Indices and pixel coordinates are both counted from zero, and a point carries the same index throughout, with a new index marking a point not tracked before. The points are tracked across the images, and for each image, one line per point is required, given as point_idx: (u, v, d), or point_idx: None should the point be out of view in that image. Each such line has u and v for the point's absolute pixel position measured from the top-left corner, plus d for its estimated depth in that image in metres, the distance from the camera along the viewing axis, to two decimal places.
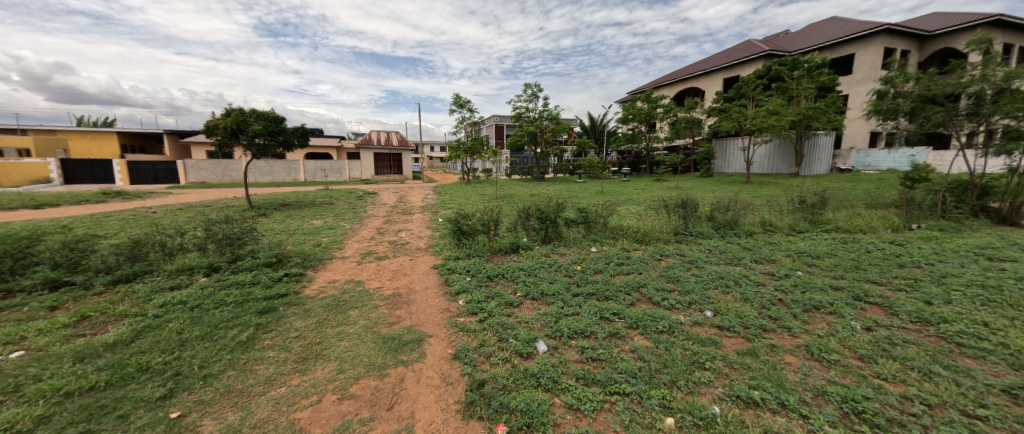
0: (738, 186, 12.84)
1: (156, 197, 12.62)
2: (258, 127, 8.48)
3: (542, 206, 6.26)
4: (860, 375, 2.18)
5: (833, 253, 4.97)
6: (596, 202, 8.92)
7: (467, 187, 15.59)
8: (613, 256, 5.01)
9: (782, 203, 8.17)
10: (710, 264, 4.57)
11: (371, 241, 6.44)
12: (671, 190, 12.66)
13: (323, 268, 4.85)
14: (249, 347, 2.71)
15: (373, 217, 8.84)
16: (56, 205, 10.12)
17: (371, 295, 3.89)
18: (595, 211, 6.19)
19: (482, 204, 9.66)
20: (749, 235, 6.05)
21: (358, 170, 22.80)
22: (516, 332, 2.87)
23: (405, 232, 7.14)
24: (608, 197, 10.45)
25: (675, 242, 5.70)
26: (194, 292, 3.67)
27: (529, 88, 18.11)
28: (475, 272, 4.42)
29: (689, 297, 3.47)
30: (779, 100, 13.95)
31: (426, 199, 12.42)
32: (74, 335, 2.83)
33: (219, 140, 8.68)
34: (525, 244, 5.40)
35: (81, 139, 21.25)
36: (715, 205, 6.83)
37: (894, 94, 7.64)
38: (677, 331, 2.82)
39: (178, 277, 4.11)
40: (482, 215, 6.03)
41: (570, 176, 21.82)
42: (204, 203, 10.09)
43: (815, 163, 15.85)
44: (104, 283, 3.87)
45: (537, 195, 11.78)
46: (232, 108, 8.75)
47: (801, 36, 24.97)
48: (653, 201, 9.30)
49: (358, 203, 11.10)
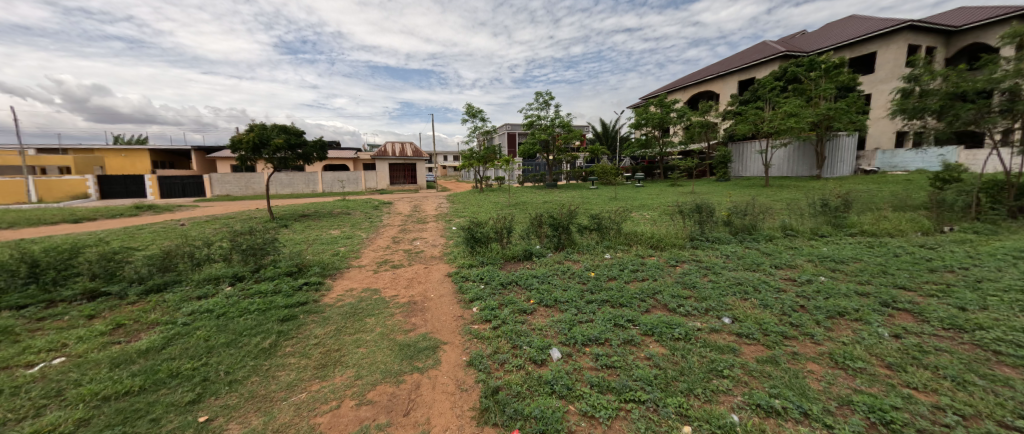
0: (756, 190, 12.49)
1: (184, 210, 13.20)
2: (280, 141, 8.83)
3: (554, 213, 6.26)
4: (888, 384, 2.10)
5: (858, 258, 4.79)
6: (610, 208, 8.90)
7: (480, 195, 15.72)
8: (625, 262, 4.98)
9: (803, 205, 7.91)
10: (728, 270, 4.49)
11: (387, 250, 6.59)
12: (686, 194, 12.48)
13: (341, 276, 4.98)
14: (271, 354, 2.80)
15: (389, 226, 9.03)
16: (93, 219, 10.70)
17: (387, 303, 3.97)
18: (608, 217, 6.15)
19: (495, 212, 9.74)
20: (768, 240, 5.90)
21: (374, 181, 23.34)
22: (530, 339, 2.88)
23: (419, 240, 7.27)
24: (621, 203, 10.42)
25: (691, 248, 5.60)
26: (220, 301, 3.83)
27: (540, 96, 18.19)
28: (489, 279, 4.45)
29: (706, 304, 3.40)
30: (797, 101, 13.60)
31: (440, 207, 12.64)
32: (110, 341, 3.00)
33: (243, 155, 9.04)
34: (538, 251, 5.42)
35: (116, 157, 22.52)
36: (732, 209, 6.70)
37: (917, 93, 7.42)
38: (694, 338, 2.77)
39: (205, 287, 4.27)
40: (496, 223, 6.05)
41: (583, 182, 21.78)
42: (229, 215, 10.51)
43: (838, 165, 15.30)
44: (138, 293, 4.06)
45: (550, 202, 11.90)
46: (255, 123, 9.12)
47: (818, 36, 24.50)
48: (666, 206, 9.24)
49: (374, 213, 11.35)
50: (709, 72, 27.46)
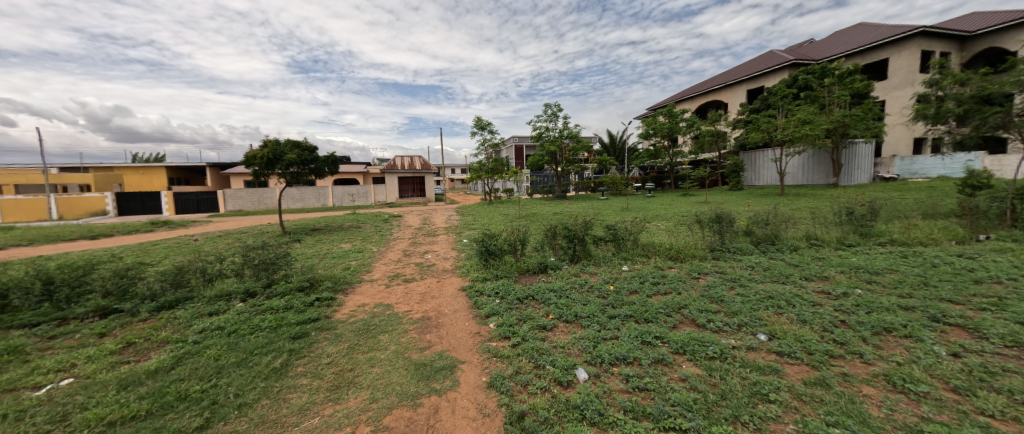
0: (772, 199, 12.20)
1: (197, 225, 13.39)
2: (293, 157, 8.89)
3: (569, 224, 6.11)
4: (959, 411, 1.89)
5: (894, 269, 4.53)
6: (623, 219, 8.74)
7: (489, 207, 15.68)
8: (644, 275, 4.79)
9: (825, 214, 7.63)
10: (755, 282, 4.26)
11: (398, 264, 6.49)
12: (699, 204, 12.22)
13: (353, 291, 4.86)
14: (282, 374, 2.68)
15: (399, 239, 8.96)
16: (110, 235, 10.89)
17: (401, 319, 3.84)
18: (625, 228, 5.96)
19: (506, 224, 9.64)
20: (793, 250, 5.66)
21: (383, 194, 23.51)
22: (553, 358, 2.71)
23: (431, 253, 7.16)
24: (634, 214, 10.24)
25: (712, 259, 5.38)
26: (231, 318, 3.74)
27: (548, 108, 18.22)
28: (505, 294, 4.29)
29: (738, 319, 3.20)
30: (811, 109, 13.39)
31: (450, 219, 12.62)
32: (119, 361, 2.91)
33: (256, 170, 9.11)
34: (553, 264, 5.27)
35: (135, 174, 23.14)
36: (752, 219, 6.48)
37: (941, 98, 7.19)
38: (730, 357, 2.57)
39: (216, 303, 4.19)
40: (509, 235, 5.90)
41: (592, 193, 21.62)
42: (241, 230, 10.58)
43: (855, 172, 14.89)
44: (149, 310, 4.01)
45: (560, 213, 11.78)
46: (269, 139, 9.21)
47: (828, 45, 24.36)
48: (681, 216, 9.03)
49: (384, 226, 11.34)
50: (716, 82, 27.46)
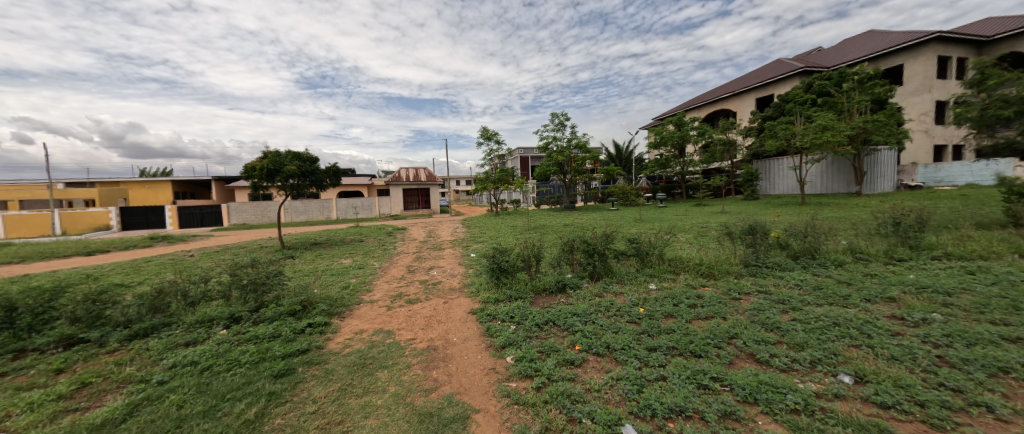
0: (794, 209, 11.61)
1: (197, 240, 13.07)
2: (293, 168, 8.52)
3: (586, 237, 5.60)
4: None
5: (967, 288, 3.95)
6: (640, 230, 8.22)
7: (496, 219, 15.23)
8: (676, 294, 4.25)
9: (863, 225, 7.03)
10: (810, 305, 3.70)
11: (401, 281, 5.98)
12: (715, 215, 11.68)
13: (351, 315, 4.35)
14: (254, 429, 2.17)
15: (403, 254, 8.48)
16: (106, 251, 10.57)
17: (403, 350, 3.33)
18: (649, 241, 5.43)
19: (515, 237, 9.16)
20: (838, 266, 5.09)
21: (388, 206, 23.20)
22: (590, 409, 2.18)
23: (436, 270, 6.66)
24: (650, 225, 9.71)
25: (749, 276, 4.84)
26: (208, 350, 3.25)
27: (555, 118, 17.90)
28: (521, 319, 3.75)
29: (809, 354, 2.63)
30: (830, 115, 12.90)
31: (456, 232, 12.18)
32: (65, 409, 2.43)
33: (255, 182, 8.77)
34: (572, 282, 4.75)
35: (141, 189, 23.15)
36: (787, 230, 5.93)
37: (987, 98, 6.66)
38: (818, 410, 2.02)
39: (196, 331, 3.72)
40: (522, 250, 5.39)
41: (600, 203, 21.11)
42: (240, 245, 10.20)
43: (878, 180, 14.27)
44: (120, 340, 3.56)
45: (571, 225, 11.30)
46: (269, 150, 8.89)
47: (838, 52, 24.02)
48: (702, 228, 8.49)
49: (388, 239, 10.90)
50: (724, 90, 27.15)
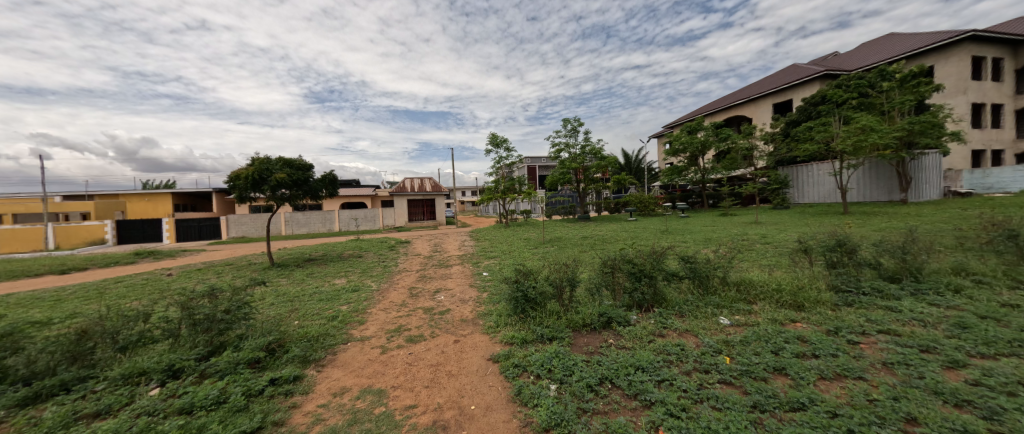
0: (836, 220, 10.47)
1: (187, 255, 12.21)
2: (281, 176, 7.63)
3: (629, 255, 4.51)
4: None
5: None
6: (676, 246, 7.12)
7: (506, 231, 14.27)
8: (767, 335, 3.15)
9: (953, 240, 5.83)
10: (985, 361, 2.55)
11: (402, 309, 4.92)
12: (750, 226, 10.56)
13: (331, 362, 3.30)
14: None
15: (405, 272, 7.47)
16: (84, 269, 9.70)
17: (394, 430, 2.25)
18: (710, 260, 4.33)
19: (532, 253, 8.12)
20: (960, 293, 3.94)
21: (392, 218, 22.36)
22: None
23: (444, 293, 5.59)
24: (682, 239, 8.61)
25: (849, 308, 3.72)
26: (112, 429, 2.21)
27: (567, 124, 16.96)
28: (564, 375, 2.67)
29: None
30: (870, 116, 11.83)
31: (463, 246, 11.17)
32: None
33: (240, 192, 7.87)
34: (620, 316, 3.67)
35: (140, 201, 22.60)
36: (875, 246, 4.78)
37: None
38: None
39: (115, 394, 2.68)
40: (551, 271, 4.31)
41: (614, 213, 20.05)
42: (227, 262, 9.27)
43: (923, 187, 13.11)
44: (6, 407, 2.53)
45: (589, 238, 10.26)
46: (257, 156, 8.02)
47: (858, 55, 23.05)
48: (748, 243, 7.35)
49: (389, 255, 9.92)
50: (739, 96, 26.24)
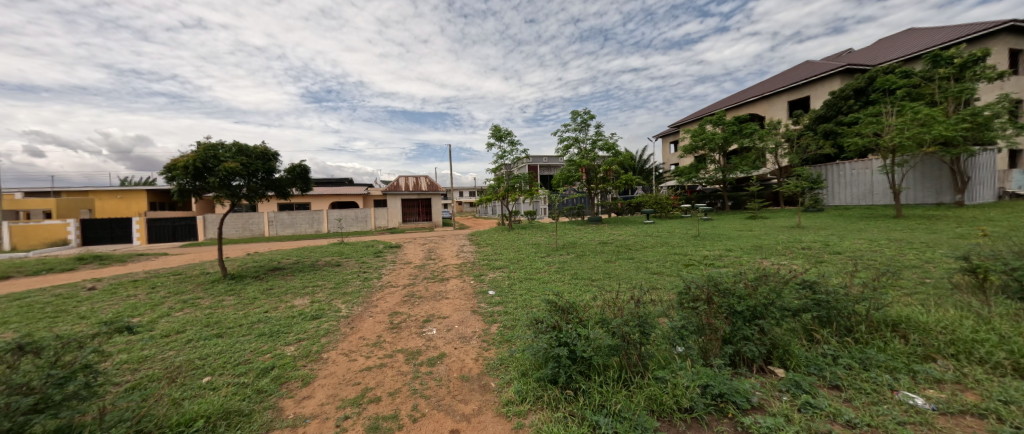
0: (894, 224, 9.07)
1: (142, 260, 10.56)
2: (232, 164, 6.03)
3: (717, 279, 2.96)
4: None
5: None
6: (734, 260, 5.59)
7: (511, 234, 12.73)
8: None
9: None
10: None
11: (372, 354, 3.33)
12: (796, 230, 9.09)
13: None
14: None
15: (388, 288, 5.89)
16: (6, 278, 8.06)
17: None
18: (847, 290, 2.78)
19: (547, 264, 6.56)
20: None
21: (385, 218, 20.76)
22: None
23: (436, 325, 4.02)
24: (730, 247, 7.08)
25: None
26: None
27: (578, 116, 15.40)
28: None
29: None
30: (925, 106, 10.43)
31: (461, 252, 9.60)
32: None
33: (179, 185, 6.25)
34: (737, 391, 2.10)
35: (112, 198, 20.76)
36: None
37: None
38: None
39: None
40: (602, 306, 2.76)
41: (625, 215, 18.56)
42: (177, 271, 7.67)
43: (977, 188, 11.72)
44: None
45: (611, 243, 8.72)
46: (203, 140, 6.43)
47: (881, 50, 21.73)
48: (821, 255, 5.84)
49: (374, 263, 8.34)
50: (753, 93, 24.85)
